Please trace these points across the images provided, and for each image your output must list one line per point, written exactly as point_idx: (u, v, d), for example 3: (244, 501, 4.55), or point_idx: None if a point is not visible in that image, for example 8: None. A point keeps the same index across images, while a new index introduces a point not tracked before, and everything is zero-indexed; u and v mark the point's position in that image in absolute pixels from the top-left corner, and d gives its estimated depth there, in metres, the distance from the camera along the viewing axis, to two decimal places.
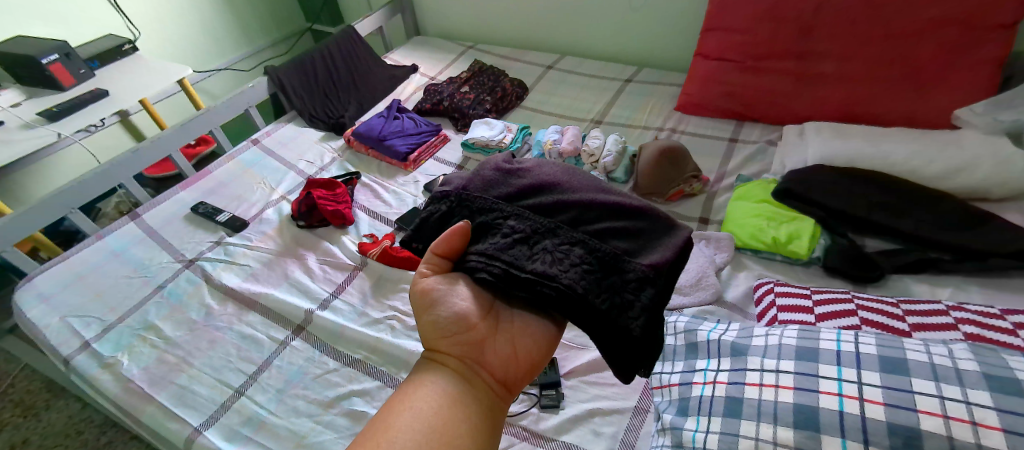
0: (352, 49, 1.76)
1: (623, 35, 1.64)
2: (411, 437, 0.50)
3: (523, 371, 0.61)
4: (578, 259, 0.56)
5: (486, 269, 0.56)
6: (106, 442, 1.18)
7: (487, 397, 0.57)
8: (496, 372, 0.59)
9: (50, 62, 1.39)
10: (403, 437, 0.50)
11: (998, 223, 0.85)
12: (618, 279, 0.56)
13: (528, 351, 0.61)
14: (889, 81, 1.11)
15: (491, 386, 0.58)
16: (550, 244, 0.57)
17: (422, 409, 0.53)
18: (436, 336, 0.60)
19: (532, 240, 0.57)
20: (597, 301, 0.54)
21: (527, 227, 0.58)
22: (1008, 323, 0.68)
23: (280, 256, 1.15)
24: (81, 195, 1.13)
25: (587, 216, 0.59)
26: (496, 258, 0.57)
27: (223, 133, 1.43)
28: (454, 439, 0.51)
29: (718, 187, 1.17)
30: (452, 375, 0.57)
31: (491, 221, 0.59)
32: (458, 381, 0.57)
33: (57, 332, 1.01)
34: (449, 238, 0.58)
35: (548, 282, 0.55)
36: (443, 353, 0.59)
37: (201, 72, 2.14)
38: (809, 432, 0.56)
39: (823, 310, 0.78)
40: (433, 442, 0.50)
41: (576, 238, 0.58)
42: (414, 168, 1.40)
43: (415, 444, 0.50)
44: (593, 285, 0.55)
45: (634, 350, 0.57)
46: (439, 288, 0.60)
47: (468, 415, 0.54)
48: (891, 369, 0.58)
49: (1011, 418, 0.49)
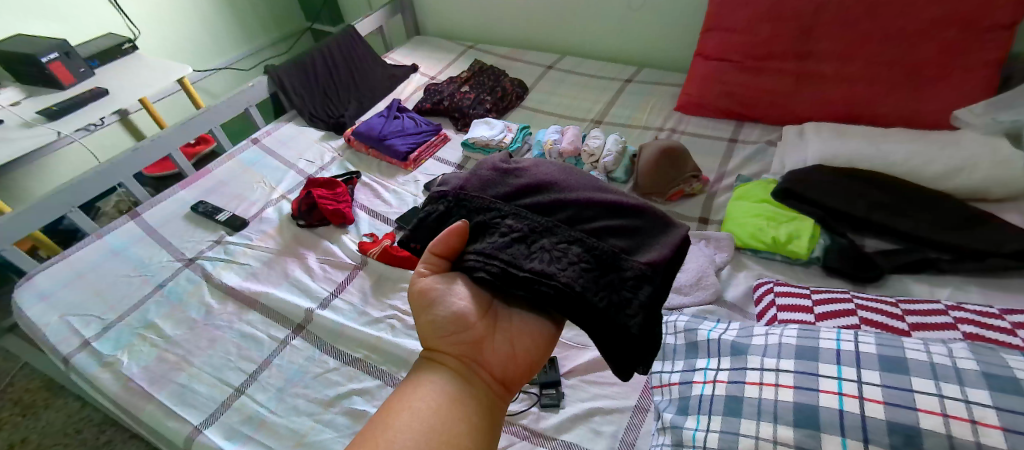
0: (351, 48, 1.76)
1: (623, 35, 1.65)
2: (411, 437, 0.50)
3: (522, 370, 0.61)
4: (575, 258, 0.56)
5: (484, 269, 0.57)
6: (106, 441, 1.18)
7: (486, 396, 0.57)
8: (495, 371, 0.59)
9: (50, 61, 1.38)
10: (403, 437, 0.50)
11: (997, 223, 0.85)
12: (616, 278, 0.56)
13: (527, 350, 0.61)
14: (888, 82, 1.11)
15: (491, 385, 0.58)
16: (548, 243, 0.57)
17: (421, 409, 0.53)
18: (435, 336, 0.60)
19: (530, 239, 0.57)
20: (595, 299, 0.55)
21: (525, 226, 0.58)
22: (1007, 323, 0.69)
23: (280, 255, 1.15)
24: (81, 194, 1.13)
25: (584, 214, 0.59)
26: (494, 257, 0.57)
27: (223, 131, 1.43)
28: (454, 439, 0.51)
29: (717, 187, 1.18)
30: (451, 374, 0.57)
31: (489, 220, 0.59)
32: (457, 380, 0.57)
33: (57, 331, 1.00)
34: (448, 238, 0.58)
35: (546, 280, 0.55)
36: (443, 353, 0.59)
37: (201, 71, 2.14)
38: (809, 431, 0.57)
39: (823, 310, 0.78)
40: (432, 440, 0.50)
41: (573, 236, 0.58)
42: (414, 167, 1.41)
43: (414, 443, 0.50)
44: (591, 284, 0.55)
45: (632, 348, 0.57)
46: (437, 288, 0.60)
47: (467, 414, 0.54)
48: (891, 368, 0.58)
49: (1010, 417, 0.49)
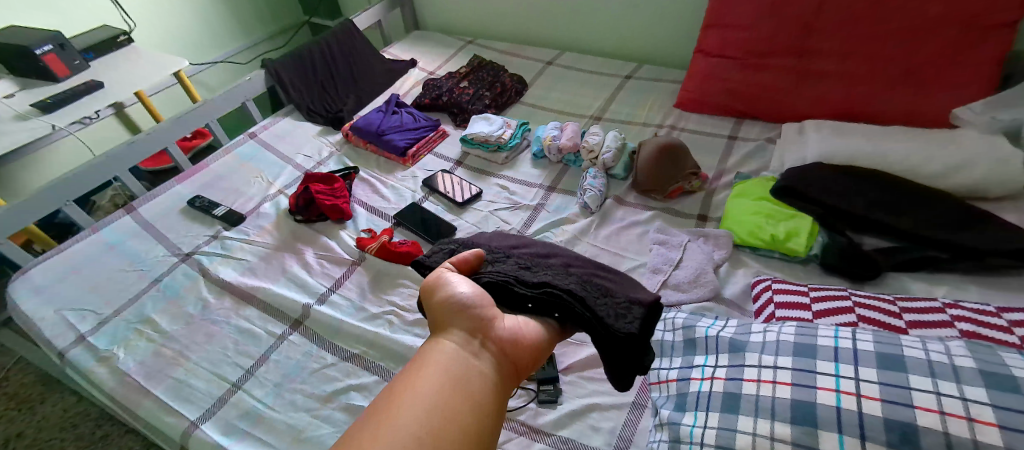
0: (350, 43, 1.75)
1: (623, 30, 1.64)
2: (420, 411, 0.42)
3: (530, 356, 0.55)
4: (573, 280, 0.62)
5: (493, 283, 0.60)
6: (101, 436, 1.18)
7: (497, 375, 0.50)
8: (507, 351, 0.53)
9: (44, 52, 1.37)
10: (410, 413, 0.41)
11: (994, 222, 0.86)
12: (609, 297, 0.61)
13: (534, 338, 0.56)
14: (887, 80, 1.12)
15: (504, 367, 0.51)
16: (548, 270, 0.63)
17: (430, 382, 0.45)
18: (442, 314, 0.54)
19: (533, 266, 0.63)
20: (595, 307, 0.58)
21: (527, 260, 0.64)
22: (1003, 321, 0.69)
23: (277, 250, 1.15)
24: (77, 188, 1.12)
25: (573, 260, 0.67)
26: (501, 272, 0.61)
27: (220, 126, 1.42)
28: (467, 416, 0.43)
29: (716, 185, 1.18)
30: (462, 349, 0.50)
31: (492, 254, 0.66)
32: (468, 355, 0.49)
33: (52, 325, 1.00)
34: (467, 256, 0.61)
35: (551, 288, 0.59)
36: (451, 329, 0.52)
37: (197, 64, 2.12)
38: (806, 428, 0.57)
39: (821, 307, 0.78)
40: (446, 415, 0.42)
41: (568, 270, 0.64)
42: (413, 163, 1.40)
43: (423, 419, 0.41)
44: (590, 296, 0.60)
45: (630, 356, 0.58)
46: (449, 279, 0.57)
47: (480, 392, 0.46)
48: (889, 365, 0.58)
49: (1007, 414, 0.50)
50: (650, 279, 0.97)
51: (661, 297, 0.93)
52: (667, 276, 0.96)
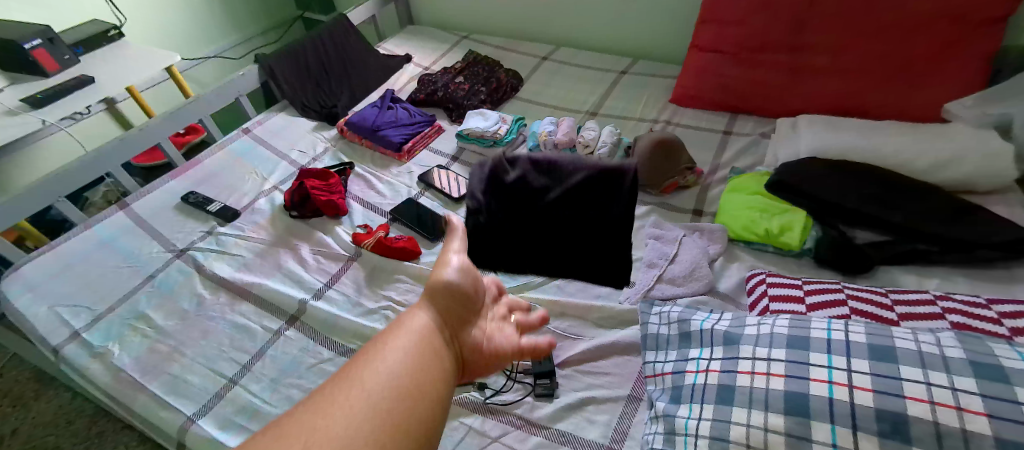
0: (344, 38, 1.74)
1: (619, 25, 1.64)
2: (392, 374, 0.36)
3: (490, 369, 0.50)
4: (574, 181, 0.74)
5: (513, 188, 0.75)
6: (96, 433, 1.17)
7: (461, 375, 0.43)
8: (472, 355, 0.47)
9: (32, 47, 1.35)
10: (358, 409, 0.33)
11: (984, 215, 0.87)
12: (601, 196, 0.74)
13: (499, 345, 0.51)
14: (880, 75, 1.12)
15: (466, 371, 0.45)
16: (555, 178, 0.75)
17: (392, 361, 0.37)
18: (430, 288, 0.47)
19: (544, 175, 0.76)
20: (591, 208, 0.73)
21: (542, 170, 0.76)
22: (992, 313, 0.70)
23: (273, 246, 1.14)
24: (69, 184, 1.11)
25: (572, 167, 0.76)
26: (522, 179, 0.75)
27: (213, 121, 1.41)
28: (422, 413, 0.35)
29: (711, 180, 1.18)
30: (438, 328, 0.43)
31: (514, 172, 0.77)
32: (440, 336, 0.43)
33: (46, 323, 0.99)
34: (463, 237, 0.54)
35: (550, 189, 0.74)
36: (427, 307, 0.45)
37: (189, 58, 2.11)
38: (799, 418, 0.58)
39: (814, 300, 0.79)
40: (399, 407, 0.34)
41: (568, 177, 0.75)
42: (408, 158, 1.40)
43: (372, 415, 0.33)
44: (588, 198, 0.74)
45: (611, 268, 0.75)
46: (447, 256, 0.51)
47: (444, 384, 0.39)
48: (880, 356, 0.59)
49: (995, 403, 0.51)
50: (646, 273, 0.97)
51: (656, 291, 0.93)
52: (662, 270, 0.96)
